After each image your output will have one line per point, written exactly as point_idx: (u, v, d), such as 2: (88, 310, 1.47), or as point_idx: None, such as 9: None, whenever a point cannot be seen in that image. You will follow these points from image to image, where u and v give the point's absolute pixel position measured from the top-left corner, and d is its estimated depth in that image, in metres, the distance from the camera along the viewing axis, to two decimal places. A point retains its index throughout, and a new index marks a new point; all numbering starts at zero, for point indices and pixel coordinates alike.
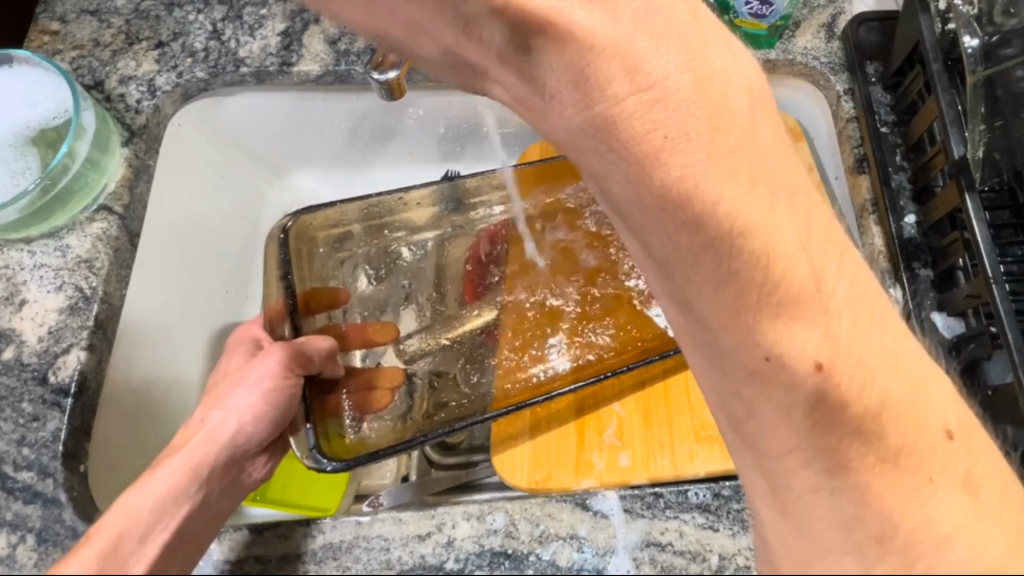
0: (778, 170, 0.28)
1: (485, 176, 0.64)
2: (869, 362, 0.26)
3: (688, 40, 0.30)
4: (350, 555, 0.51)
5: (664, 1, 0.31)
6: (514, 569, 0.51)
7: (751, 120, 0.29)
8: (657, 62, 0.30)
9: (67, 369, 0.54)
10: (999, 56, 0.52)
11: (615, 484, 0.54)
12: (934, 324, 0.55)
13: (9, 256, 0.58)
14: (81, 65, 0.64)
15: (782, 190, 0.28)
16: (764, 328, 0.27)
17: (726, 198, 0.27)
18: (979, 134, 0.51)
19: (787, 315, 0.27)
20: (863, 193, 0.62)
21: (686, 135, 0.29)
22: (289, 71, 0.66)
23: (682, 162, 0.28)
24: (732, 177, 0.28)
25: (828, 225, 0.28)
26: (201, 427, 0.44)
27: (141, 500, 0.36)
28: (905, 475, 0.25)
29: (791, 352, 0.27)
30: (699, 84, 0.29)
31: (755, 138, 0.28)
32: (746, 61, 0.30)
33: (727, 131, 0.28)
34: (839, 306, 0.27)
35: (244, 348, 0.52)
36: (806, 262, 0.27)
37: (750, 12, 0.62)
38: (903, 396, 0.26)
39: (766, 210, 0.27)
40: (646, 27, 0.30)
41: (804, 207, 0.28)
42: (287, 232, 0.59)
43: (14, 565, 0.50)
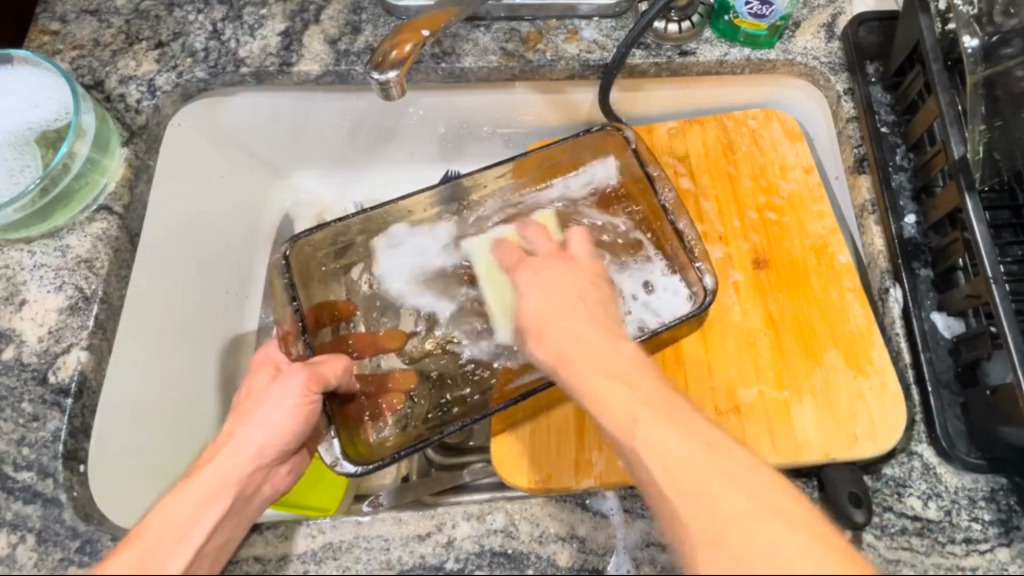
0: (634, 379, 0.38)
1: (485, 172, 0.62)
2: (671, 461, 0.34)
3: (571, 299, 0.43)
4: (350, 555, 0.51)
5: (549, 269, 0.45)
6: (514, 569, 0.51)
7: (616, 346, 0.40)
8: (524, 269, 0.47)
9: (67, 369, 0.54)
10: (999, 55, 0.53)
11: (615, 484, 0.53)
12: (934, 324, 0.56)
13: (9, 256, 0.58)
14: (81, 65, 0.64)
15: (635, 386, 0.37)
16: (616, 427, 0.37)
17: (598, 391, 0.38)
18: (978, 134, 0.52)
19: (634, 406, 0.36)
20: (863, 193, 0.62)
21: (577, 346, 0.40)
22: (289, 71, 0.65)
23: (544, 329, 0.42)
24: (605, 378, 0.38)
25: (676, 415, 0.36)
26: (228, 441, 0.44)
27: (179, 505, 0.39)
28: (726, 512, 0.32)
29: (636, 442, 0.35)
30: (574, 340, 0.40)
31: (614, 365, 0.39)
32: (585, 326, 0.41)
33: (587, 353, 0.40)
34: (656, 443, 0.35)
35: (268, 366, 0.50)
36: (637, 438, 0.35)
37: (750, 12, 0.61)
38: (730, 484, 0.33)
39: (622, 398, 0.37)
40: (535, 283, 0.44)
41: (648, 400, 0.37)
42: (289, 258, 0.57)
43: (14, 565, 0.50)
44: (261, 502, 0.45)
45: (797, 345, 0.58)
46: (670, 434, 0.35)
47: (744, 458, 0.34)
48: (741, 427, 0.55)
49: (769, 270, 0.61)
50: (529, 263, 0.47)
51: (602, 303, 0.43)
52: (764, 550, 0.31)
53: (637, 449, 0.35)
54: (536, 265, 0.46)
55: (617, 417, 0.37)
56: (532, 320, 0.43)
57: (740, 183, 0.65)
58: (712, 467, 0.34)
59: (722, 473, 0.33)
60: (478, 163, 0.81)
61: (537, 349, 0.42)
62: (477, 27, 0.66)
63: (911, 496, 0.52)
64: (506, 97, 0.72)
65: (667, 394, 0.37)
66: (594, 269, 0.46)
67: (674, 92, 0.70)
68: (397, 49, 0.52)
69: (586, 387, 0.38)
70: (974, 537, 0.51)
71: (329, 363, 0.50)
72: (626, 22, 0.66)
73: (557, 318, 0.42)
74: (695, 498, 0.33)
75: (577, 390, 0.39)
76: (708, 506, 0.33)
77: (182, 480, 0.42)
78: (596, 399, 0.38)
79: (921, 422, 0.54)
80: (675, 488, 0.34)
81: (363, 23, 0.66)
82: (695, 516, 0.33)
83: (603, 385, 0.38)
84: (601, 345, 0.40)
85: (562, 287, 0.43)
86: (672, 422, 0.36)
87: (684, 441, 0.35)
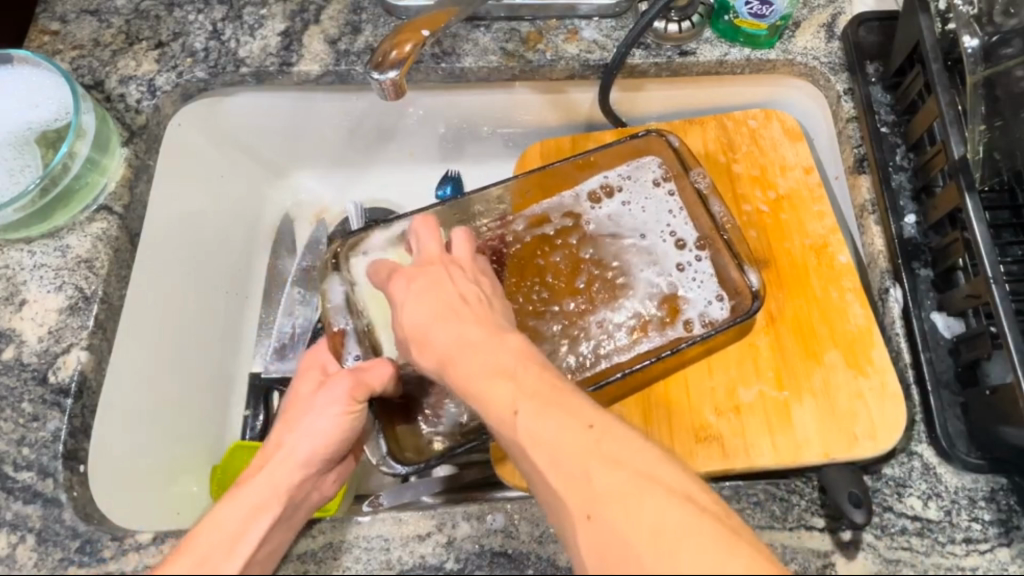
0: (520, 369, 0.39)
1: (489, 191, 0.61)
2: (552, 446, 0.36)
3: (456, 308, 0.44)
4: (350, 555, 0.51)
5: (430, 276, 0.46)
6: (514, 569, 0.51)
7: (501, 342, 0.41)
8: (407, 280, 0.47)
9: (67, 369, 0.54)
10: (999, 55, 0.53)
11: None
12: (934, 324, 0.56)
13: (9, 256, 0.58)
14: (81, 65, 0.64)
15: (520, 378, 0.39)
16: (499, 420, 0.38)
17: (481, 388, 0.39)
18: (979, 134, 0.52)
19: (513, 397, 0.38)
20: (863, 193, 0.62)
21: (465, 346, 0.41)
22: (289, 71, 0.65)
23: (433, 335, 0.43)
24: (488, 374, 0.39)
25: (556, 398, 0.38)
26: (277, 451, 0.45)
27: (230, 513, 0.40)
28: (609, 488, 0.34)
29: (519, 431, 0.37)
30: (459, 342, 0.41)
31: (499, 360, 0.40)
32: (469, 328, 0.42)
33: (474, 352, 0.41)
34: (538, 428, 0.36)
35: (314, 371, 0.51)
36: (519, 427, 0.37)
37: (750, 12, 0.61)
38: (605, 460, 0.35)
39: (505, 391, 0.38)
40: (419, 293, 0.45)
41: (530, 389, 0.38)
42: (339, 259, 0.58)
43: (14, 565, 0.50)
44: (306, 507, 0.46)
45: (796, 345, 0.58)
46: (548, 418, 0.37)
47: (622, 434, 0.36)
48: (740, 427, 0.55)
49: (770, 270, 0.61)
50: (411, 275, 0.47)
51: (481, 302, 0.44)
52: (637, 514, 0.33)
53: (520, 437, 0.37)
54: (412, 275, 0.47)
55: (500, 411, 0.38)
56: (417, 328, 0.44)
57: (740, 183, 0.65)
58: (586, 446, 0.35)
59: (596, 449, 0.35)
60: (478, 163, 0.81)
61: (426, 354, 0.43)
62: (477, 26, 0.66)
63: (910, 496, 0.52)
64: (506, 97, 0.72)
65: (548, 380, 0.39)
66: (478, 278, 0.47)
67: (674, 91, 0.70)
68: (397, 49, 0.52)
69: (472, 386, 0.40)
70: (974, 537, 0.51)
71: (375, 371, 0.49)
72: (626, 22, 0.66)
73: (439, 325, 0.43)
74: (571, 476, 0.35)
75: (464, 389, 0.40)
76: (592, 485, 0.35)
77: (232, 490, 0.43)
78: (479, 396, 0.39)
79: (920, 422, 0.54)
80: (554, 469, 0.36)
81: (363, 23, 0.66)
82: (572, 491, 0.35)
83: (486, 380, 0.39)
84: (485, 343, 0.41)
85: (443, 296, 0.44)
86: (551, 407, 0.37)
87: (562, 424, 0.36)
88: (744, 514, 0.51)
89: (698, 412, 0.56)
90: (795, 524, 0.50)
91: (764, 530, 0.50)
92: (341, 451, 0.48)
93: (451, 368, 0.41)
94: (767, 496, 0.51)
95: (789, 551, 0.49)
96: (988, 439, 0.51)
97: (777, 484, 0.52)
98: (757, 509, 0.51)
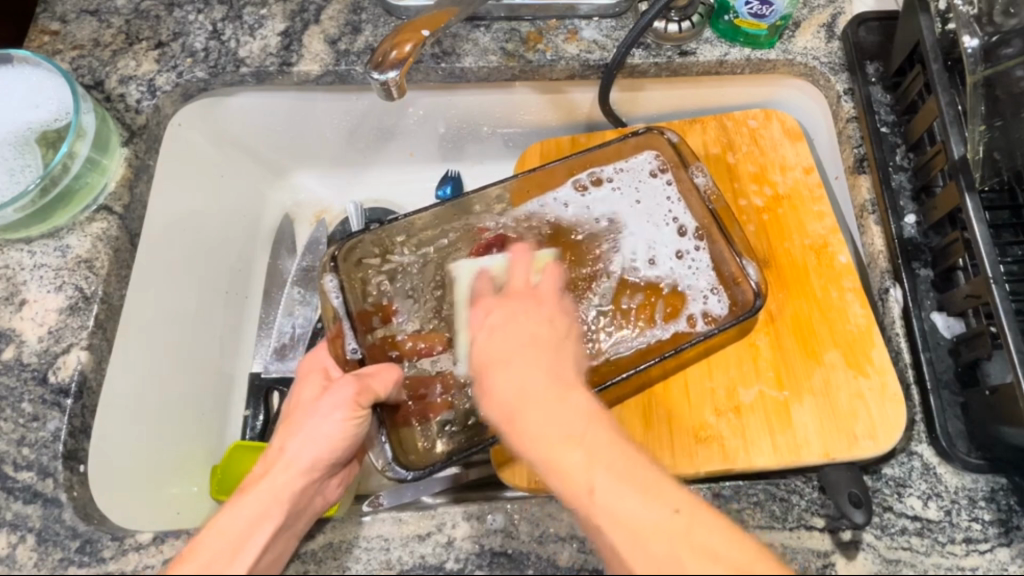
0: (593, 435, 0.38)
1: (486, 190, 0.62)
2: (635, 527, 0.35)
3: (527, 355, 0.42)
4: (350, 555, 0.51)
5: (504, 320, 0.45)
6: (514, 569, 0.51)
7: (571, 400, 0.40)
8: (477, 326, 0.46)
9: (67, 369, 0.54)
10: (999, 55, 0.52)
11: None
12: (934, 324, 0.56)
13: (9, 256, 0.58)
14: (81, 65, 0.64)
15: (592, 443, 0.38)
16: (571, 492, 0.37)
17: (550, 452, 0.38)
18: (979, 134, 0.52)
19: (586, 467, 0.37)
20: (863, 193, 0.62)
21: (533, 399, 0.40)
22: (289, 71, 0.65)
23: (498, 385, 0.42)
24: (558, 437, 0.38)
25: (635, 477, 0.37)
26: (280, 457, 0.45)
27: (230, 522, 0.40)
28: (699, 574, 0.34)
29: (596, 506, 0.36)
30: (525, 397, 0.40)
31: (571, 420, 0.39)
32: (536, 380, 0.41)
33: (543, 409, 0.39)
34: (617, 507, 0.36)
35: (317, 376, 0.52)
36: (597, 498, 0.36)
37: (750, 12, 0.61)
38: (698, 552, 0.34)
39: (577, 459, 0.37)
40: (493, 337, 0.44)
41: (606, 459, 0.37)
42: (336, 261, 0.58)
43: (14, 565, 0.49)
44: (308, 513, 0.46)
45: (796, 345, 0.58)
46: (630, 497, 0.36)
47: (708, 520, 0.36)
48: (740, 427, 0.55)
49: (770, 270, 0.61)
50: (483, 318, 0.46)
51: (553, 352, 0.43)
52: None
53: (599, 511, 0.36)
54: (486, 315, 0.46)
55: (576, 483, 0.37)
56: (485, 377, 0.43)
57: (741, 183, 0.65)
58: (676, 533, 0.35)
59: (686, 539, 0.35)
60: (479, 163, 0.82)
61: (491, 403, 0.42)
62: (477, 26, 0.66)
63: (910, 496, 0.52)
64: (506, 96, 0.72)
65: (621, 450, 0.38)
66: (551, 320, 0.46)
67: (675, 91, 0.70)
68: (397, 48, 0.52)
69: (541, 448, 0.38)
70: (974, 537, 0.50)
71: (379, 378, 0.50)
72: (626, 22, 0.66)
73: (505, 376, 0.42)
74: (659, 561, 0.34)
75: (528, 450, 0.39)
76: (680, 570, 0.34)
77: (234, 496, 0.42)
78: (548, 459, 0.38)
79: (921, 422, 0.54)
80: (640, 552, 0.35)
81: (363, 23, 0.66)
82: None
83: (558, 444, 0.38)
84: (554, 402, 0.39)
85: (514, 341, 0.43)
86: (632, 485, 0.36)
87: (647, 506, 0.35)
88: (744, 514, 0.50)
89: (698, 412, 0.56)
90: (795, 524, 0.50)
91: (764, 530, 0.50)
92: (342, 457, 0.48)
93: (518, 425, 0.39)
94: (767, 496, 0.51)
95: (788, 552, 0.49)
96: (989, 439, 0.51)
97: (778, 484, 0.52)
98: (757, 509, 0.51)
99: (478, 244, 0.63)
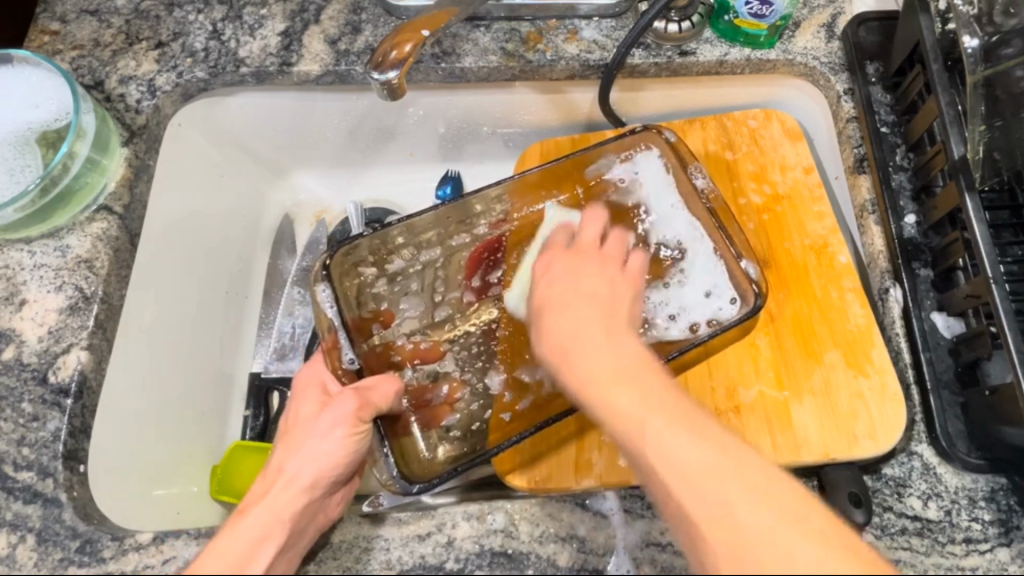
0: (644, 378, 0.37)
1: (486, 192, 0.61)
2: (682, 465, 0.34)
3: (581, 303, 0.42)
4: (350, 555, 0.51)
5: (561, 270, 0.45)
6: (514, 569, 0.51)
7: (623, 344, 0.39)
8: (539, 273, 0.46)
9: (67, 369, 0.54)
10: (999, 55, 0.52)
11: (616, 484, 0.55)
12: (934, 324, 0.56)
13: (9, 256, 0.58)
14: (81, 65, 0.64)
15: (644, 385, 0.37)
16: (620, 430, 0.36)
17: (600, 389, 0.37)
18: (979, 134, 0.52)
19: (638, 404, 0.36)
20: (863, 193, 0.62)
21: (584, 342, 0.40)
22: (289, 71, 0.65)
23: (550, 329, 0.41)
24: (610, 375, 0.37)
25: (688, 421, 0.35)
26: (280, 476, 0.45)
27: (230, 545, 0.40)
28: (751, 518, 0.32)
29: (644, 444, 0.35)
30: (574, 340, 0.40)
31: (623, 363, 0.38)
32: (590, 326, 0.40)
33: (595, 351, 0.39)
34: (668, 443, 0.34)
35: (314, 390, 0.50)
36: (647, 432, 0.35)
37: (750, 12, 0.61)
38: (751, 492, 0.33)
39: (628, 397, 0.36)
40: (550, 284, 0.44)
41: (658, 398, 0.36)
42: (329, 269, 0.56)
43: (14, 566, 0.49)
44: (309, 531, 0.46)
45: (797, 346, 0.58)
46: (682, 437, 0.35)
47: (757, 463, 0.34)
48: (740, 427, 0.55)
49: (770, 271, 0.61)
50: (544, 266, 0.47)
51: (609, 299, 0.43)
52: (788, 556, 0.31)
53: (649, 451, 0.35)
54: (550, 261, 0.47)
55: (625, 419, 0.36)
56: (539, 323, 0.43)
57: (741, 183, 0.65)
58: (729, 472, 0.33)
59: (739, 476, 0.33)
60: (479, 163, 0.82)
61: (542, 340, 0.42)
62: (477, 27, 0.66)
63: (910, 496, 0.52)
64: (506, 96, 0.72)
65: (674, 394, 0.37)
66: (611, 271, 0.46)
67: (675, 91, 0.70)
68: (397, 49, 0.52)
69: (593, 384, 0.38)
70: (974, 537, 0.50)
71: (379, 390, 0.51)
72: (626, 22, 0.66)
73: (560, 319, 0.41)
74: (710, 501, 0.33)
75: (579, 387, 0.38)
76: (731, 512, 0.32)
77: (234, 517, 0.42)
78: (598, 392, 0.37)
79: (921, 422, 0.54)
80: (689, 491, 0.33)
81: (363, 23, 0.66)
82: (710, 521, 0.33)
83: (610, 385, 0.37)
84: (604, 345, 0.39)
85: (578, 287, 0.44)
86: (685, 427, 0.35)
87: (699, 447, 0.34)
88: None
89: None
90: None
91: None
92: (343, 474, 0.48)
93: (569, 361, 0.39)
94: None
95: None
96: (989, 439, 0.51)
97: None
98: None
99: (478, 245, 0.64)
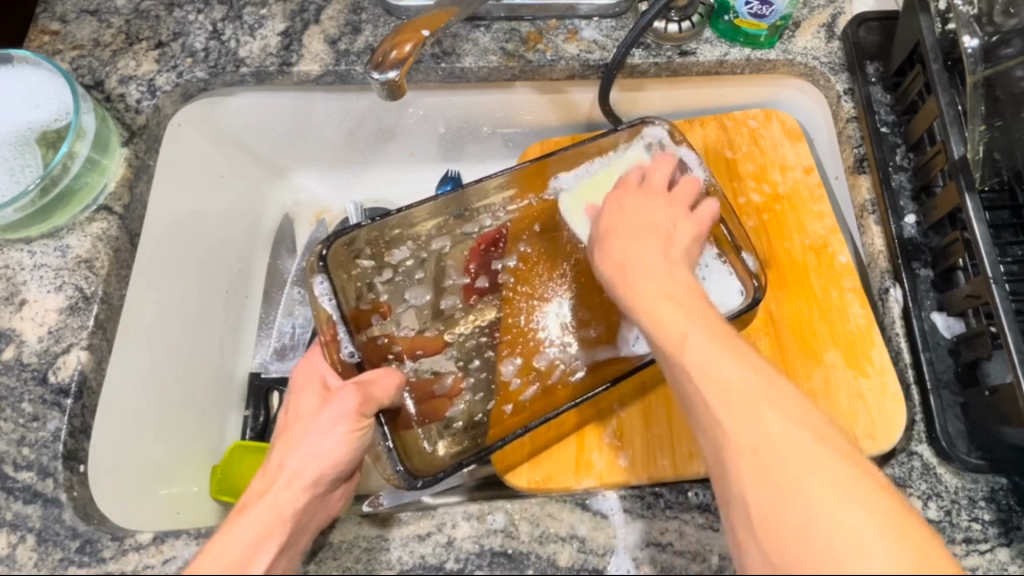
0: (694, 304, 0.40)
1: (484, 183, 0.61)
2: (716, 371, 0.36)
3: (644, 238, 0.46)
4: (350, 555, 0.51)
5: (632, 208, 0.49)
6: (514, 569, 0.51)
7: (680, 275, 0.42)
8: (609, 210, 0.51)
9: (67, 369, 0.54)
10: (999, 55, 0.52)
11: (616, 483, 0.56)
12: (934, 324, 0.56)
13: (9, 256, 0.58)
14: (81, 65, 0.64)
15: (694, 311, 0.39)
16: (664, 341, 0.39)
17: (653, 308, 0.40)
18: (979, 134, 0.52)
19: (684, 320, 0.39)
20: (863, 193, 0.62)
21: (643, 269, 0.43)
22: (289, 71, 0.65)
23: (615, 257, 0.45)
24: (664, 296, 0.40)
25: (732, 343, 0.37)
26: (281, 473, 0.45)
27: (230, 546, 0.39)
28: (775, 425, 0.33)
29: (683, 349, 0.37)
30: (634, 269, 0.43)
31: (676, 291, 0.41)
32: (651, 257, 0.44)
33: (650, 277, 0.42)
34: (704, 355, 0.36)
35: (314, 385, 0.50)
36: (689, 342, 0.37)
37: (750, 12, 0.61)
38: (777, 404, 0.34)
39: (677, 315, 0.39)
40: (617, 221, 0.48)
41: (705, 321, 0.39)
42: (326, 261, 0.56)
43: (14, 565, 0.49)
44: (310, 527, 0.46)
45: (797, 345, 0.58)
46: (722, 356, 0.36)
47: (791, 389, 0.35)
48: None
49: (770, 270, 0.61)
50: (615, 205, 0.51)
51: (668, 234, 0.47)
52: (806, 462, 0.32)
53: (687, 357, 0.37)
54: (617, 198, 0.51)
55: (670, 333, 0.38)
56: (604, 253, 0.47)
57: (741, 182, 0.65)
58: (762, 385, 0.35)
59: (768, 394, 0.34)
60: (479, 163, 0.82)
61: (605, 263, 0.46)
62: (477, 26, 0.66)
63: (910, 496, 0.52)
64: (506, 96, 0.72)
65: (722, 325, 0.39)
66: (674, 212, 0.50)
67: (674, 91, 0.70)
68: (397, 48, 0.52)
69: (648, 303, 0.41)
70: (974, 537, 0.50)
71: (380, 384, 0.50)
72: (626, 21, 0.66)
73: (625, 248, 0.46)
74: (736, 403, 0.34)
75: (634, 306, 0.41)
76: (753, 417, 0.34)
77: (233, 516, 0.42)
78: (650, 309, 0.40)
79: (920, 422, 0.54)
80: (718, 396, 0.35)
81: (363, 23, 0.66)
82: (733, 424, 0.34)
83: (664, 305, 0.40)
84: (661, 271, 0.42)
85: (641, 219, 0.48)
86: (726, 346, 0.37)
87: (737, 364, 0.36)
88: None
89: None
90: None
91: None
92: (343, 473, 0.48)
93: (628, 281, 0.43)
94: None
95: None
96: (989, 439, 0.51)
97: None
98: None
99: (478, 238, 0.64)
